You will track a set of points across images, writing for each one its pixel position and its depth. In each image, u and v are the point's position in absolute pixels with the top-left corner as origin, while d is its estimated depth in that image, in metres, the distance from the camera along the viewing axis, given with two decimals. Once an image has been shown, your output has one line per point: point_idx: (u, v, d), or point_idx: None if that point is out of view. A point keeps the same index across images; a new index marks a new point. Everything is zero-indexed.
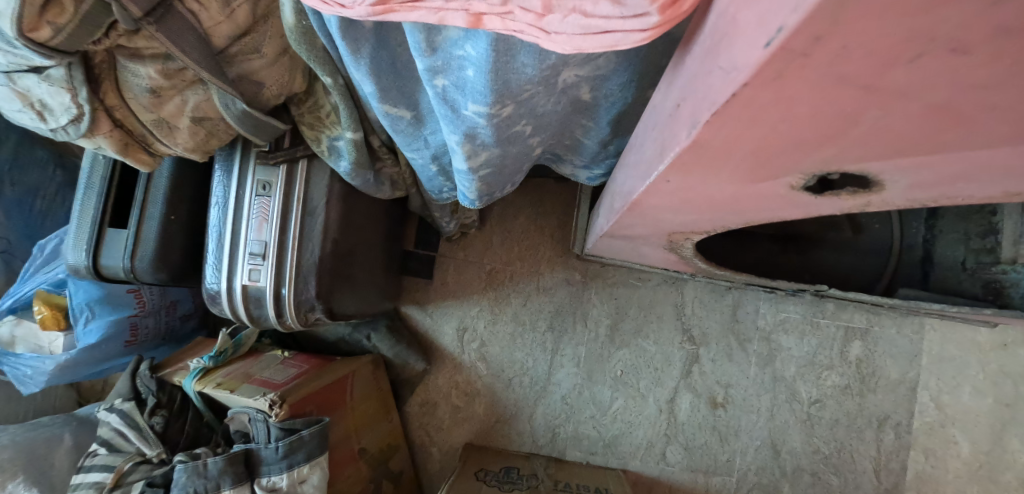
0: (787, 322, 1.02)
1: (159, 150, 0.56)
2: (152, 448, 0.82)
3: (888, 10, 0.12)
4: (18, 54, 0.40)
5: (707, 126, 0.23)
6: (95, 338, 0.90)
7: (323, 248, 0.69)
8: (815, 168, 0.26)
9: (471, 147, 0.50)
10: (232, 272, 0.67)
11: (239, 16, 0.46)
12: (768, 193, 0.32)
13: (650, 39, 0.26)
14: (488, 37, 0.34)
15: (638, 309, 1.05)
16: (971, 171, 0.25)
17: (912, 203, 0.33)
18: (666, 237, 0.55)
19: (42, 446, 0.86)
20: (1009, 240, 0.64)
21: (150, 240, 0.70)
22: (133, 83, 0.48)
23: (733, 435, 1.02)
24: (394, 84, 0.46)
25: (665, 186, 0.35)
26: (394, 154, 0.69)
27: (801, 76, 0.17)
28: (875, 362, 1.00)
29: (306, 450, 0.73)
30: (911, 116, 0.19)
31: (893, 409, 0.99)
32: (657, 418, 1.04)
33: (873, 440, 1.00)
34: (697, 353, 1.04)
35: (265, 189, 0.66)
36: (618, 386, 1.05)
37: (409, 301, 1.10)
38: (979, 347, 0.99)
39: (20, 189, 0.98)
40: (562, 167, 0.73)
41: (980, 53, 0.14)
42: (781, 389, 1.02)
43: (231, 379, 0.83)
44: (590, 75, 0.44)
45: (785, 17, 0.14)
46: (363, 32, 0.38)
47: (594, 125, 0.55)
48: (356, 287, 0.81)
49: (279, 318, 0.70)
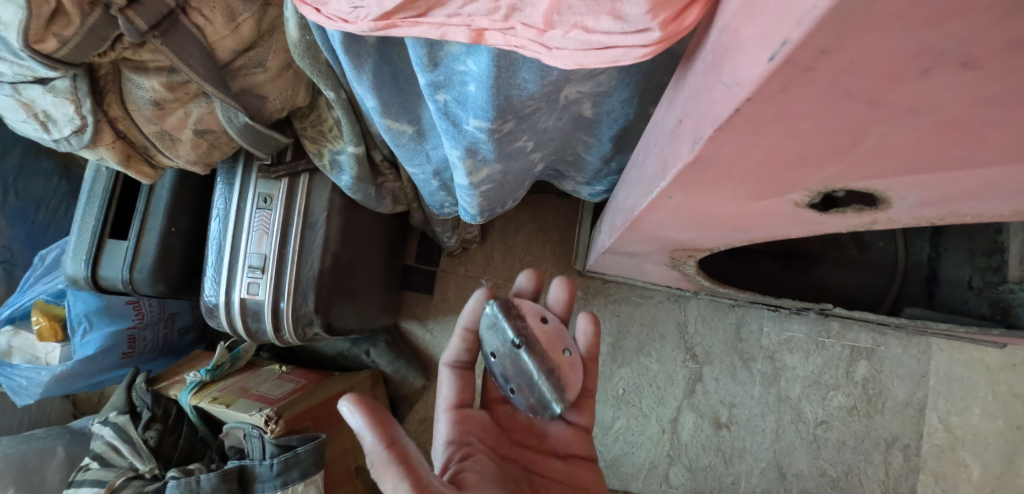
0: (792, 341, 1.00)
1: (161, 161, 0.56)
2: (145, 463, 0.80)
3: (895, 24, 0.12)
4: (25, 66, 0.41)
5: (708, 142, 0.23)
6: (92, 350, 0.89)
7: (323, 261, 0.68)
8: (820, 185, 0.26)
9: (472, 162, 0.50)
10: (231, 286, 0.66)
11: (244, 30, 0.46)
12: (772, 210, 0.32)
13: (651, 55, 0.26)
14: (489, 53, 0.34)
15: (641, 327, 1.04)
16: (982, 189, 0.25)
17: (920, 221, 0.32)
18: (668, 254, 0.54)
19: (34, 458, 0.85)
20: (1015, 260, 0.65)
21: (150, 251, 0.69)
22: (136, 95, 0.48)
23: (738, 456, 0.99)
24: (396, 99, 0.46)
25: (666, 203, 0.35)
26: (395, 169, 0.69)
27: (806, 91, 0.16)
28: (882, 382, 0.97)
29: (301, 468, 0.72)
30: (918, 132, 0.18)
31: (900, 431, 0.96)
32: (659, 438, 1.01)
33: (881, 462, 0.96)
34: (700, 372, 1.02)
35: (266, 202, 0.66)
36: (620, 405, 1.03)
37: (409, 316, 1.09)
38: (987, 368, 0.94)
39: (24, 200, 0.99)
40: (563, 183, 0.73)
41: (992, 68, 0.13)
42: (786, 409, 0.99)
43: (226, 394, 0.82)
44: (592, 91, 0.44)
45: (790, 31, 0.14)
46: (366, 46, 0.38)
47: (595, 141, 0.55)
48: (356, 301, 0.81)
49: (276, 333, 0.69)
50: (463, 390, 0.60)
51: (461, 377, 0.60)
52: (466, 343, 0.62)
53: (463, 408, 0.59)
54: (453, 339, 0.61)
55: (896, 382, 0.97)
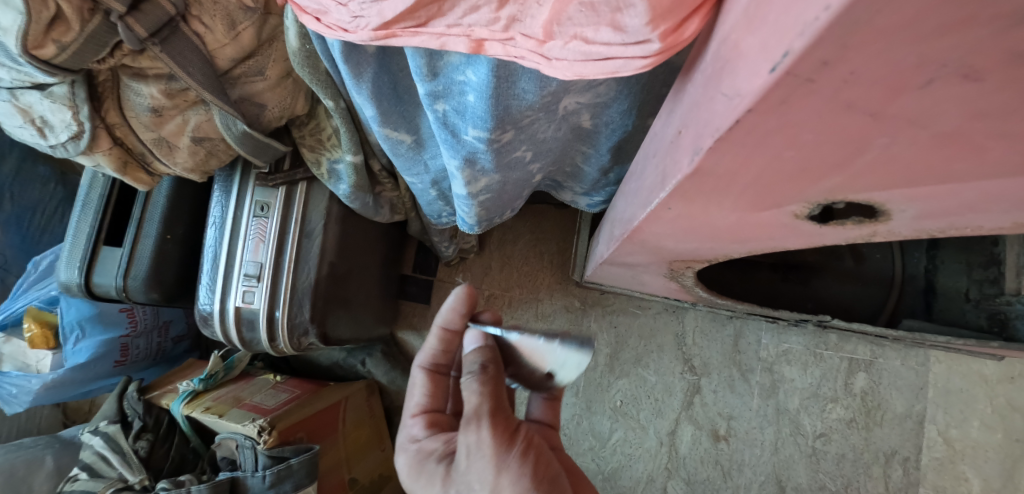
0: (790, 353, 0.99)
1: (159, 169, 0.56)
2: (134, 474, 0.78)
3: (897, 34, 0.12)
4: (23, 71, 0.41)
5: (707, 153, 0.23)
6: (84, 358, 0.88)
7: (319, 270, 0.67)
8: (819, 196, 0.26)
9: (471, 172, 0.50)
10: (226, 294, 0.66)
11: (244, 39, 0.46)
12: (771, 222, 0.32)
13: (651, 66, 0.26)
14: (488, 63, 0.34)
15: (639, 338, 1.03)
16: (982, 201, 0.25)
17: (920, 234, 0.32)
18: (667, 265, 0.54)
19: (22, 468, 0.84)
20: (1011, 272, 0.64)
21: (144, 258, 0.69)
22: (134, 102, 0.48)
23: (736, 470, 0.98)
24: (395, 108, 0.46)
25: (666, 214, 0.34)
26: (394, 179, 0.69)
27: (807, 102, 0.16)
28: (880, 395, 0.95)
29: (293, 480, 0.71)
30: (919, 145, 0.18)
31: (899, 443, 0.94)
32: (657, 451, 1.00)
33: (881, 476, 0.94)
34: (698, 384, 1.01)
35: (263, 210, 0.66)
36: (617, 417, 1.02)
37: (405, 326, 1.07)
38: (985, 380, 0.92)
39: (20, 205, 0.99)
40: (562, 194, 0.73)
41: (995, 80, 0.13)
42: (784, 422, 0.98)
43: (220, 403, 0.81)
44: (591, 102, 0.44)
45: (791, 42, 0.14)
46: (366, 56, 0.38)
47: (594, 152, 0.55)
48: (352, 310, 0.80)
49: (271, 342, 0.69)
50: (437, 396, 0.52)
51: (434, 382, 0.53)
52: (445, 343, 0.52)
53: (435, 414, 0.51)
54: (428, 339, 0.52)
55: (894, 394, 0.95)
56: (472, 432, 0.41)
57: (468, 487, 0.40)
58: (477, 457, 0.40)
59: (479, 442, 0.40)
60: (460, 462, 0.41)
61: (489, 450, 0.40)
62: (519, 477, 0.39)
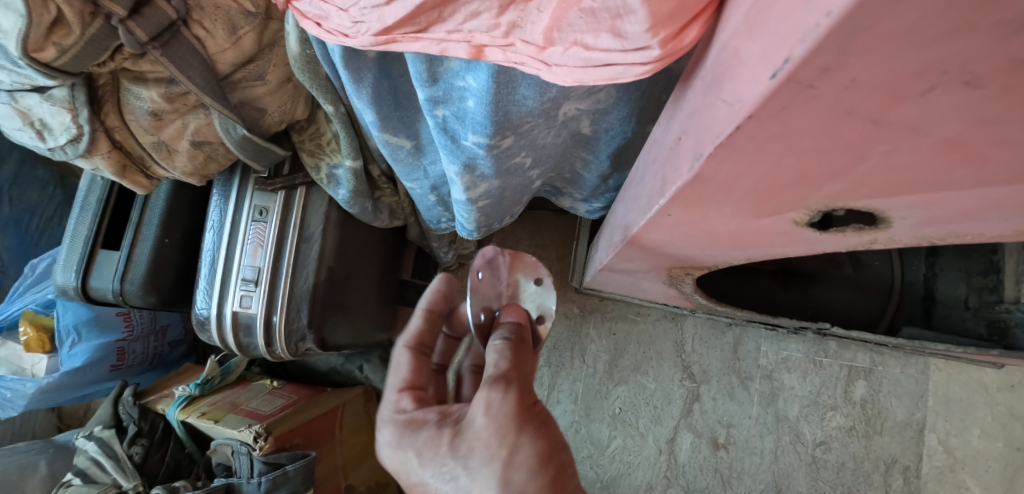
0: (789, 360, 0.98)
1: (157, 173, 0.56)
2: (128, 479, 0.78)
3: (899, 42, 0.12)
4: (22, 74, 0.41)
5: (707, 160, 0.22)
6: (80, 361, 0.87)
7: (318, 274, 0.67)
8: (820, 203, 0.25)
9: (470, 178, 0.50)
10: (223, 299, 0.65)
11: (245, 43, 0.46)
12: (772, 229, 0.32)
13: (651, 72, 0.26)
14: (488, 69, 0.34)
15: (638, 345, 1.03)
16: (983, 209, 0.24)
17: (920, 242, 0.32)
18: (667, 272, 0.54)
19: (15, 473, 0.83)
20: (1010, 281, 0.64)
21: (142, 262, 0.68)
22: (134, 105, 0.48)
23: (735, 478, 0.97)
24: (394, 113, 0.46)
25: (665, 220, 0.34)
26: (393, 184, 0.69)
27: (807, 109, 0.16)
28: (881, 403, 0.94)
29: (289, 487, 0.70)
30: (921, 152, 0.18)
31: (899, 452, 0.93)
32: (656, 459, 1.00)
33: (882, 485, 0.93)
34: (697, 392, 1.00)
35: (262, 214, 0.66)
36: (616, 425, 1.02)
37: None
38: (986, 388, 0.91)
39: (18, 208, 0.98)
40: (561, 200, 0.73)
41: (995, 88, 0.13)
42: (784, 430, 0.97)
43: (216, 409, 0.81)
44: (591, 108, 0.44)
45: (792, 48, 0.14)
46: (366, 61, 0.38)
47: (594, 158, 0.55)
48: (350, 315, 0.79)
49: (268, 348, 0.68)
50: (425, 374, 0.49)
51: (417, 358, 0.49)
52: (431, 323, 0.51)
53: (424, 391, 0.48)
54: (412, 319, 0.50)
55: (894, 402, 0.94)
56: (497, 391, 0.40)
57: (480, 447, 0.39)
58: (496, 416, 0.39)
59: (502, 402, 0.39)
60: (475, 420, 0.40)
61: (512, 411, 0.39)
62: (536, 440, 0.39)
